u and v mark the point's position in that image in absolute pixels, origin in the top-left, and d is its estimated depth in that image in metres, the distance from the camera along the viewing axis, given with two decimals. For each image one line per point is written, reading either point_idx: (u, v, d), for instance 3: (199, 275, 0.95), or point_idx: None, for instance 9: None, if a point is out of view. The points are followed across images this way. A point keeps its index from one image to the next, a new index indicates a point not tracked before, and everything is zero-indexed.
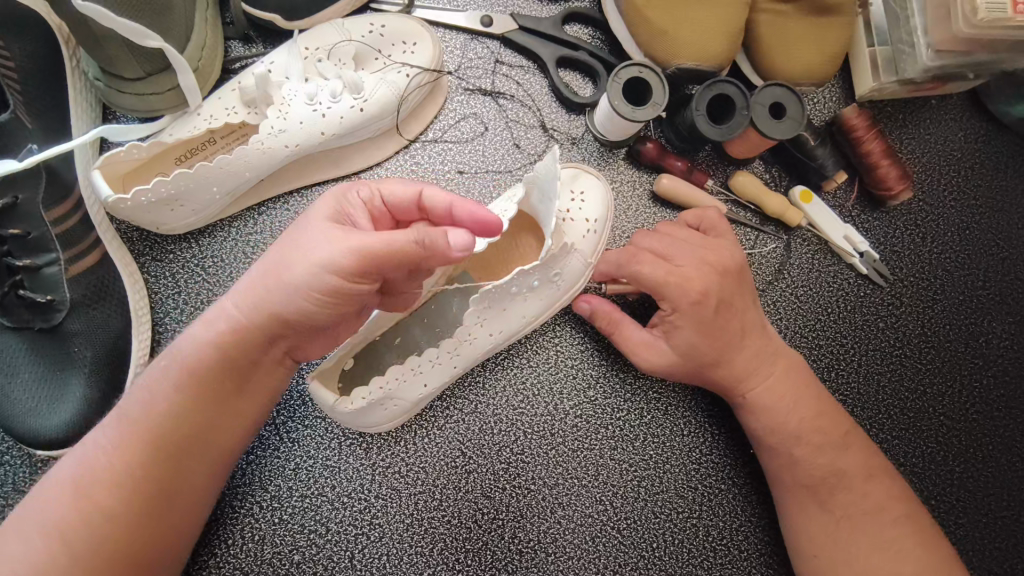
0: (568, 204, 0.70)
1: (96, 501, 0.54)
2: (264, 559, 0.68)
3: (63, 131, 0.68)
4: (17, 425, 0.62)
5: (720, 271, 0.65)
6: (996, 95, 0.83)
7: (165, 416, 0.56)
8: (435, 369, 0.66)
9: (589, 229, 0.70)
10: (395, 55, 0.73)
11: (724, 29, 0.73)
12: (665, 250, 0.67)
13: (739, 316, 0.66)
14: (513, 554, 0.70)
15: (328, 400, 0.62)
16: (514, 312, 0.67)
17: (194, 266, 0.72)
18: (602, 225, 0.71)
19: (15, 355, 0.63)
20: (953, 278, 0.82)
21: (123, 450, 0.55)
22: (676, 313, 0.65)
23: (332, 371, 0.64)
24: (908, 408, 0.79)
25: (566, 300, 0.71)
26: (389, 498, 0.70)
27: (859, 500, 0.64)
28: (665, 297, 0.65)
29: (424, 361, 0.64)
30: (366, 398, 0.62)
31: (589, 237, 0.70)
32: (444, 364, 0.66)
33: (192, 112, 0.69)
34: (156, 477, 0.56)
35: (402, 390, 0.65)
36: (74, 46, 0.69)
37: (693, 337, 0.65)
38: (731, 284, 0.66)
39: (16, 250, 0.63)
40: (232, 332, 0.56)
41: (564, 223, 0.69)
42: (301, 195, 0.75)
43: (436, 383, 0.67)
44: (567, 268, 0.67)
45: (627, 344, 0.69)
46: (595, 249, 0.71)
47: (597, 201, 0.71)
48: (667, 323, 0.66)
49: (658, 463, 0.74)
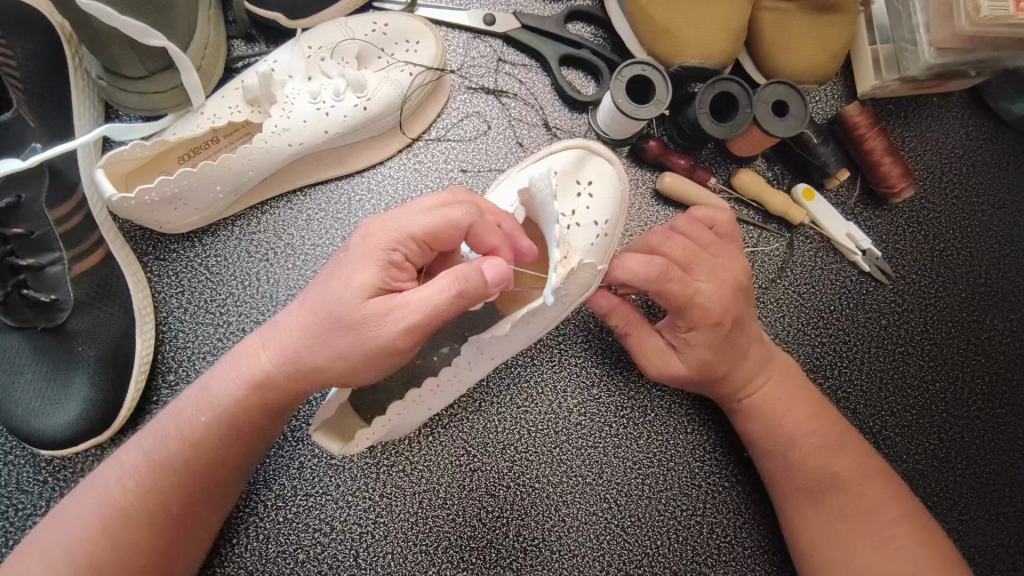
0: (575, 204, 0.65)
1: (119, 529, 0.53)
2: (269, 558, 0.68)
3: (65, 130, 0.67)
4: (20, 425, 0.62)
5: (733, 287, 0.65)
6: (997, 93, 0.84)
7: (193, 439, 0.55)
8: (437, 395, 0.62)
9: (598, 233, 0.65)
10: (398, 54, 0.73)
11: (728, 26, 0.73)
12: (683, 261, 0.65)
13: (746, 328, 0.66)
14: (517, 553, 0.70)
15: (334, 450, 0.58)
16: (519, 336, 0.61)
17: (197, 265, 0.72)
18: (612, 226, 0.66)
19: (18, 355, 0.63)
20: (955, 276, 0.82)
21: (152, 463, 0.55)
22: (691, 329, 0.64)
23: (340, 420, 0.60)
24: (911, 405, 0.79)
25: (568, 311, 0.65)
26: (392, 497, 0.70)
27: (857, 499, 0.63)
28: (684, 315, 0.63)
29: (427, 390, 0.60)
30: (375, 434, 0.60)
31: (599, 241, 0.65)
32: (446, 391, 0.62)
33: (195, 111, 0.69)
34: (170, 501, 0.55)
35: (406, 418, 0.62)
36: (77, 45, 0.69)
37: (704, 353, 0.65)
38: (742, 299, 0.66)
39: (19, 250, 0.62)
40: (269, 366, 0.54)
41: (569, 229, 0.63)
42: (304, 195, 0.75)
43: (441, 403, 0.64)
44: (575, 285, 0.61)
45: (641, 350, 0.67)
46: (605, 253, 0.66)
47: (606, 199, 0.66)
48: (681, 338, 0.66)
49: (662, 461, 0.74)
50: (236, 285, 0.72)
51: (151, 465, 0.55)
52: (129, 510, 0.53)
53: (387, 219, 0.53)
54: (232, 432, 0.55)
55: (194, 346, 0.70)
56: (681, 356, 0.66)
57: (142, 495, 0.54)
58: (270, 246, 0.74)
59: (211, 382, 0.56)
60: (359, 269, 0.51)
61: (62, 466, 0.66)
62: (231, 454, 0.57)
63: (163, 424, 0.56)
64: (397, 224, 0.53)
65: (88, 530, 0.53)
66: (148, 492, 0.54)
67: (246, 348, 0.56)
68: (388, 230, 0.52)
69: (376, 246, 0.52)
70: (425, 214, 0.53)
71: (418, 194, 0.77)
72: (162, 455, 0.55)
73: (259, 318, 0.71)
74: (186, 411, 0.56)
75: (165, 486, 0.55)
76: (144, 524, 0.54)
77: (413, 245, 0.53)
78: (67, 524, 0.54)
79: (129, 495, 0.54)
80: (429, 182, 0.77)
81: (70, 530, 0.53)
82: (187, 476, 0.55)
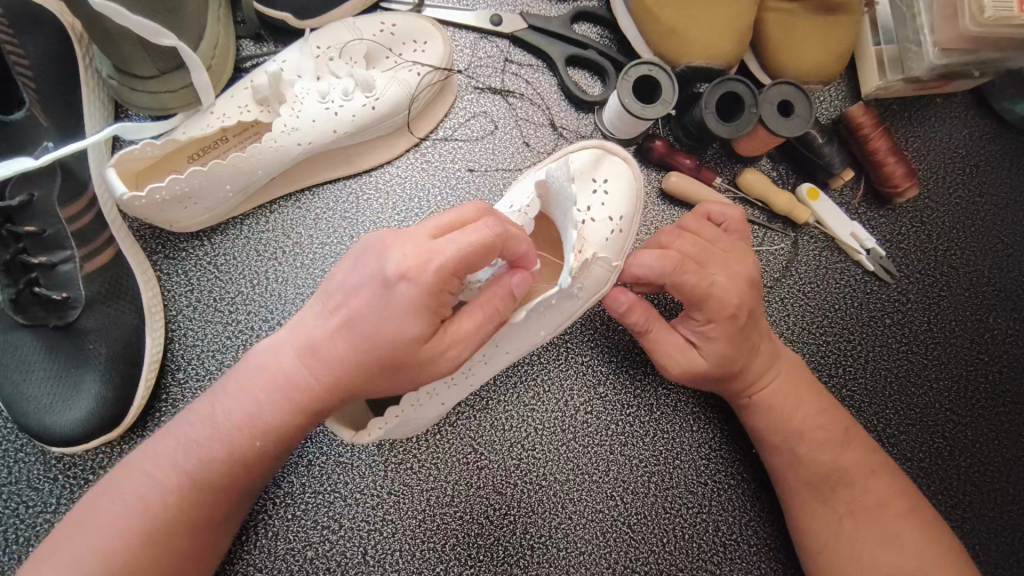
0: (590, 201, 0.66)
1: (148, 544, 0.52)
2: (278, 555, 0.68)
3: (76, 130, 0.68)
4: (32, 422, 0.63)
5: (746, 280, 0.65)
6: (1000, 93, 0.84)
7: (219, 448, 0.54)
8: (455, 388, 0.62)
9: (612, 230, 0.66)
10: (406, 54, 0.74)
11: (733, 27, 0.73)
12: (697, 257, 0.65)
13: (758, 324, 0.66)
14: (525, 550, 0.70)
15: (345, 438, 0.58)
16: (534, 329, 0.63)
17: (206, 263, 0.72)
18: (627, 223, 0.67)
19: (29, 353, 0.63)
20: (959, 275, 0.82)
21: (178, 469, 0.54)
22: (708, 323, 0.64)
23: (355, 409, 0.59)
24: (915, 404, 0.79)
25: (583, 309, 0.67)
26: (400, 494, 0.71)
27: (862, 495, 0.64)
28: (701, 308, 0.64)
29: (438, 385, 0.59)
30: (385, 427, 0.58)
31: (613, 237, 0.66)
32: (460, 384, 0.61)
33: (204, 111, 0.69)
34: (197, 508, 0.54)
35: (421, 412, 0.61)
36: (88, 44, 0.70)
37: (722, 348, 0.64)
38: (755, 293, 0.66)
39: (30, 248, 0.62)
40: (298, 376, 0.53)
41: (584, 224, 0.65)
42: (313, 194, 0.76)
43: (453, 400, 0.63)
44: (589, 279, 0.64)
45: (660, 346, 0.67)
46: (621, 250, 0.67)
47: (621, 196, 0.67)
48: (700, 332, 0.65)
49: (668, 459, 0.74)
50: (245, 284, 0.73)
51: (180, 479, 0.53)
52: (157, 522, 0.53)
53: (423, 251, 0.50)
54: (257, 440, 0.54)
55: (202, 345, 0.71)
56: (700, 351, 0.66)
57: (170, 506, 0.53)
58: (278, 244, 0.74)
59: (235, 392, 0.54)
60: (412, 317, 0.50)
61: (73, 463, 0.67)
62: (260, 468, 0.56)
63: (188, 436, 0.54)
64: (432, 259, 0.49)
65: (108, 544, 0.51)
66: (174, 499, 0.53)
67: (273, 360, 0.54)
68: (429, 270, 0.49)
69: (423, 292, 0.50)
70: (453, 241, 0.49)
71: (425, 194, 0.77)
72: (190, 469, 0.54)
73: (268, 316, 0.72)
74: (212, 421, 0.54)
75: (194, 499, 0.54)
76: (175, 536, 0.53)
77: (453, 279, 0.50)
78: (87, 530, 0.52)
79: (151, 509, 0.53)
80: (436, 181, 0.78)
81: (93, 540, 0.52)
82: (215, 483, 0.54)
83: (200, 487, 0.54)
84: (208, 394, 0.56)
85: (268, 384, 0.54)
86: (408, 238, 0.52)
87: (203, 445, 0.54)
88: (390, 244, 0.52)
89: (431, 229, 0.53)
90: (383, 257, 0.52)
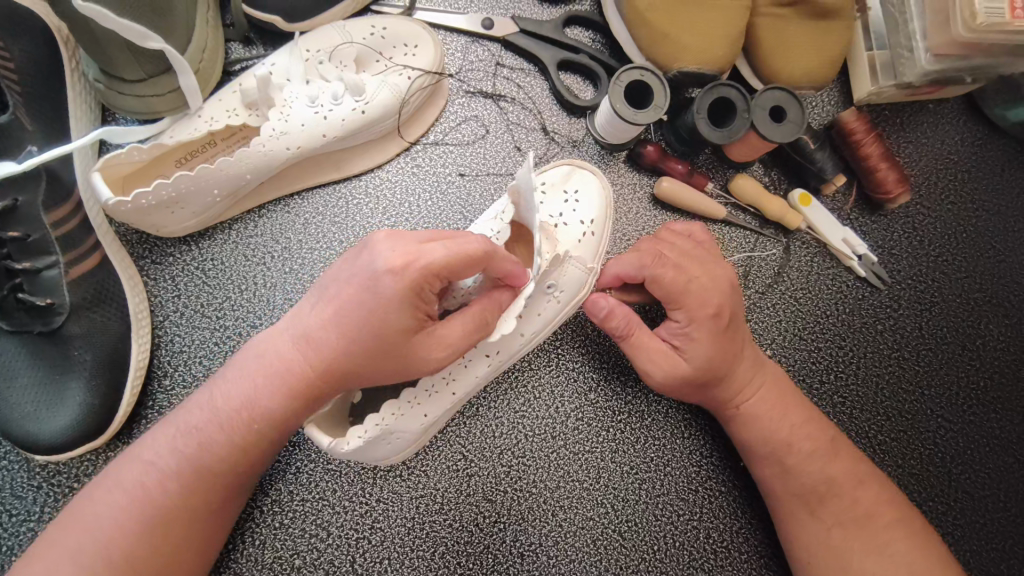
0: (561, 209, 0.68)
1: (156, 544, 0.53)
2: (266, 564, 0.68)
3: (62, 134, 0.67)
4: (15, 431, 0.62)
5: (726, 290, 0.65)
6: (991, 99, 0.84)
7: (216, 435, 0.55)
8: (433, 399, 0.63)
9: (585, 232, 0.68)
10: (396, 58, 0.73)
11: (724, 32, 0.73)
12: (677, 268, 0.65)
13: (740, 330, 0.67)
14: (514, 558, 0.70)
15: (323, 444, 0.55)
16: (514, 333, 0.64)
17: (193, 268, 0.72)
18: (600, 227, 0.69)
19: (13, 360, 0.62)
20: (951, 281, 0.82)
21: (177, 458, 0.55)
22: (688, 331, 0.64)
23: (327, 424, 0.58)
24: (906, 410, 0.79)
25: (562, 318, 0.68)
26: (390, 502, 0.70)
27: (849, 507, 0.63)
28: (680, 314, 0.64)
29: (419, 394, 0.61)
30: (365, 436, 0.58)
31: (587, 238, 0.68)
32: (442, 393, 0.63)
33: (192, 115, 0.68)
34: (200, 499, 0.55)
35: (402, 424, 0.61)
36: (74, 46, 0.69)
37: (704, 360, 0.64)
38: (736, 302, 0.66)
39: (15, 253, 0.62)
40: (286, 370, 0.54)
41: (557, 228, 0.67)
42: (301, 197, 0.75)
43: (438, 412, 0.64)
44: (563, 279, 0.65)
45: (643, 357, 0.66)
46: (596, 251, 0.69)
47: (593, 204, 0.69)
48: (683, 335, 0.65)
49: (659, 465, 0.74)
50: (233, 290, 0.72)
51: (176, 470, 0.54)
52: (155, 513, 0.54)
53: (410, 250, 0.52)
54: (252, 424, 0.55)
55: (190, 351, 0.70)
56: (685, 355, 0.65)
57: (168, 501, 0.54)
58: (267, 249, 0.73)
59: (237, 377, 0.56)
60: (393, 309, 0.51)
61: (57, 470, 0.66)
62: (262, 454, 0.57)
63: (189, 424, 0.55)
64: (417, 261, 0.51)
65: (107, 534, 0.52)
66: (174, 489, 0.54)
67: (269, 348, 0.55)
68: (415, 269, 0.50)
69: (407, 286, 0.51)
70: (442, 247, 0.51)
71: (415, 199, 0.77)
72: (194, 459, 0.55)
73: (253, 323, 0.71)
74: (210, 413, 0.55)
75: (193, 487, 0.55)
76: (175, 525, 0.54)
77: (433, 279, 0.51)
78: (81, 518, 0.53)
79: (150, 498, 0.54)
80: (428, 185, 0.77)
81: (86, 536, 0.52)
82: (215, 474, 0.55)
83: (188, 482, 0.55)
84: (209, 383, 0.57)
85: (265, 369, 0.54)
86: (400, 241, 0.53)
87: (202, 434, 0.55)
88: (380, 242, 0.53)
89: (426, 236, 0.54)
90: (373, 253, 0.52)
